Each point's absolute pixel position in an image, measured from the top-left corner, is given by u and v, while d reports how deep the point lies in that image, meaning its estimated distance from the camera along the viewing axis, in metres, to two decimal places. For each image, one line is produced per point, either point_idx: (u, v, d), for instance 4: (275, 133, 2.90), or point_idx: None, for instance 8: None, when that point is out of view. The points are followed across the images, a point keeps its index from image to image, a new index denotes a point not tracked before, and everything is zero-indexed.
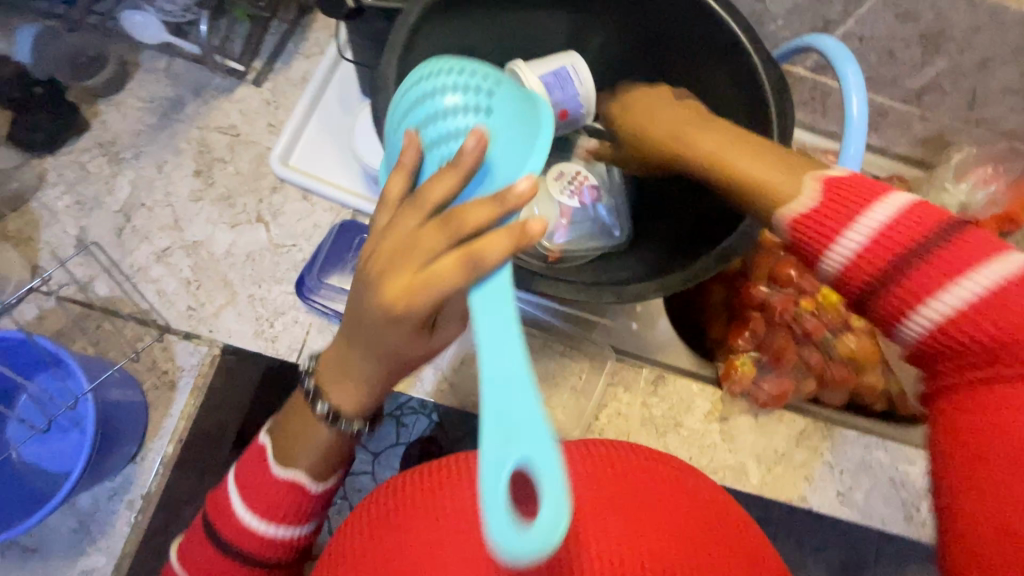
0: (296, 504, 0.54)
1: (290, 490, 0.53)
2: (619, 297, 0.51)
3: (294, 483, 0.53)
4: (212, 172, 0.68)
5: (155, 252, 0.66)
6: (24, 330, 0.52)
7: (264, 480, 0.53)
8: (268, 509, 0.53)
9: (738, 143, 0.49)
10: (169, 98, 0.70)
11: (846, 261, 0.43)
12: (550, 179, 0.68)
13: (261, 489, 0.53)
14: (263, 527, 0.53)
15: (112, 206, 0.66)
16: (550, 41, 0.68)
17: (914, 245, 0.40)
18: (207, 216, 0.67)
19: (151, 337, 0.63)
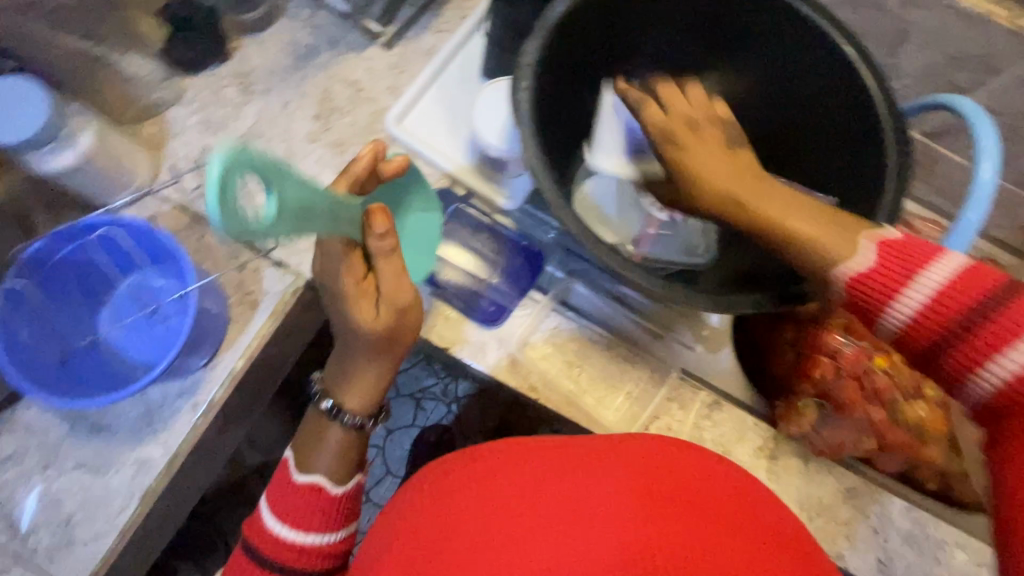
0: (331, 513, 0.63)
1: (318, 499, 0.63)
2: (710, 306, 0.53)
3: (317, 488, 0.63)
4: (330, 119, 0.72)
5: (264, 180, 0.69)
6: (147, 223, 0.56)
7: (299, 500, 0.62)
8: (292, 517, 0.61)
9: (809, 215, 0.47)
10: (307, 46, 0.75)
11: (904, 320, 0.45)
12: (641, 188, 0.70)
13: (292, 512, 0.62)
14: (292, 535, 0.61)
15: (235, 131, 0.71)
16: (676, 57, 0.69)
17: (969, 299, 0.43)
18: (318, 157, 0.71)
19: (245, 257, 0.67)
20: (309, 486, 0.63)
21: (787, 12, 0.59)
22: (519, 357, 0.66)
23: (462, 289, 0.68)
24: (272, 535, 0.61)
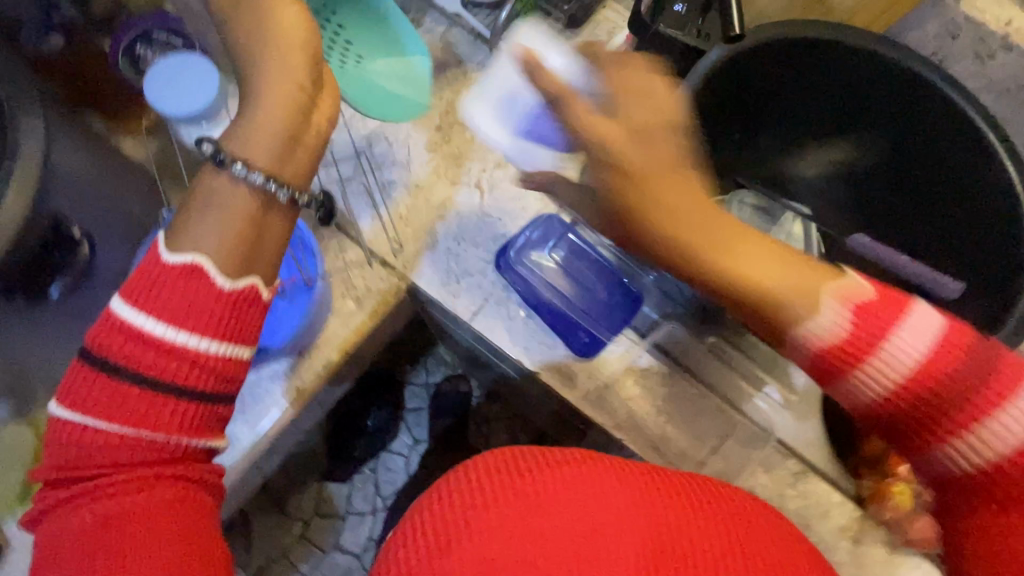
0: (237, 318, 0.48)
1: (190, 279, 0.47)
2: None
3: (197, 264, 0.47)
4: (452, 131, 0.74)
5: (381, 182, 0.71)
6: None
7: (188, 284, 0.47)
8: (177, 290, 0.46)
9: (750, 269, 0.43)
10: (437, 60, 0.78)
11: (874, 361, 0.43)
12: None
13: (185, 294, 0.47)
14: (171, 328, 0.46)
15: (361, 131, 0.73)
16: (804, 127, 0.70)
17: (955, 353, 0.43)
18: (435, 167, 0.73)
19: (354, 253, 0.68)
20: (188, 264, 0.47)
21: (934, 98, 0.60)
22: (608, 392, 0.66)
23: (559, 315, 0.68)
24: (156, 346, 0.46)
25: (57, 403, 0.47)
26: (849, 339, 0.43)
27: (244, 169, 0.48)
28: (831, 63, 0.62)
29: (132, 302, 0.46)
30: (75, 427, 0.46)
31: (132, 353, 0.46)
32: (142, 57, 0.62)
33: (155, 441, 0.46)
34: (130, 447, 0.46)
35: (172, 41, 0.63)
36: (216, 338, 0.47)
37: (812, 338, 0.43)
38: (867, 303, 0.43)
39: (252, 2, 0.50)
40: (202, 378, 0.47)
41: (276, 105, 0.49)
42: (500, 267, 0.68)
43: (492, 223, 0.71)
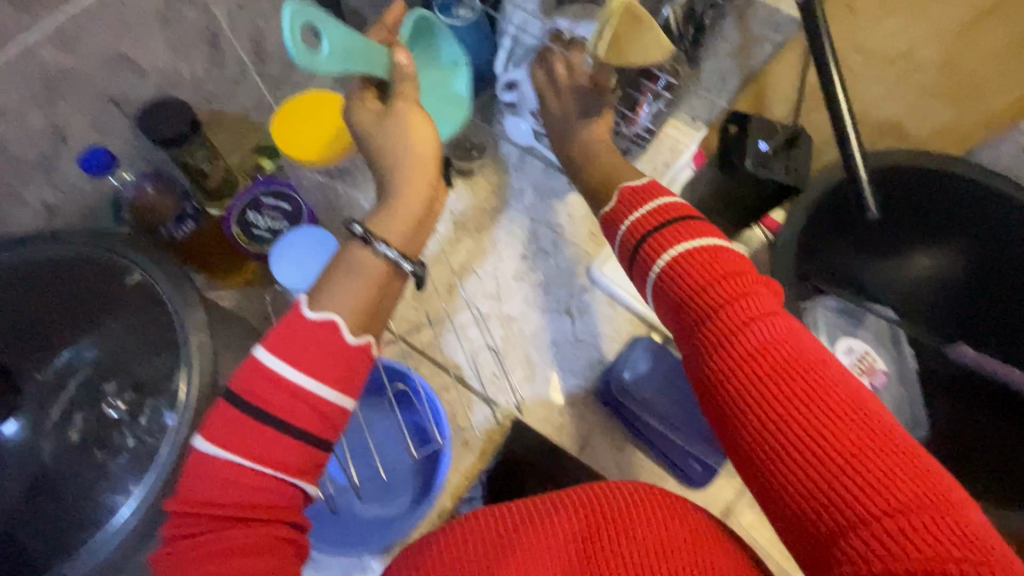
0: (359, 374, 0.43)
1: (329, 334, 0.41)
2: None
3: (333, 323, 0.42)
4: (536, 260, 0.77)
5: (475, 315, 0.73)
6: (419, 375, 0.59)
7: (322, 344, 0.41)
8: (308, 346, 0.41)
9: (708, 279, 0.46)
10: (513, 187, 0.81)
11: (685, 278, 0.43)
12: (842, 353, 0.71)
13: (314, 353, 0.41)
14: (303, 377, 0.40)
15: (449, 265, 0.75)
16: (891, 244, 0.72)
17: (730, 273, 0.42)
18: (525, 297, 0.75)
19: (456, 391, 0.69)
20: (326, 324, 0.42)
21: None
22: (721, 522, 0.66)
23: (667, 440, 0.68)
24: (283, 386, 0.40)
25: (204, 436, 0.40)
26: (658, 218, 0.48)
27: (386, 248, 0.46)
28: (936, 190, 0.64)
29: (273, 353, 0.40)
30: (215, 462, 0.39)
31: (263, 399, 0.40)
32: (252, 224, 0.64)
33: (277, 480, 0.40)
34: (252, 485, 0.40)
35: (281, 207, 0.65)
36: (337, 393, 0.42)
37: (625, 229, 0.49)
38: (665, 209, 0.49)
39: (390, 125, 0.50)
40: (321, 428, 0.41)
41: (414, 202, 0.48)
42: (603, 395, 0.70)
43: (587, 348, 0.73)
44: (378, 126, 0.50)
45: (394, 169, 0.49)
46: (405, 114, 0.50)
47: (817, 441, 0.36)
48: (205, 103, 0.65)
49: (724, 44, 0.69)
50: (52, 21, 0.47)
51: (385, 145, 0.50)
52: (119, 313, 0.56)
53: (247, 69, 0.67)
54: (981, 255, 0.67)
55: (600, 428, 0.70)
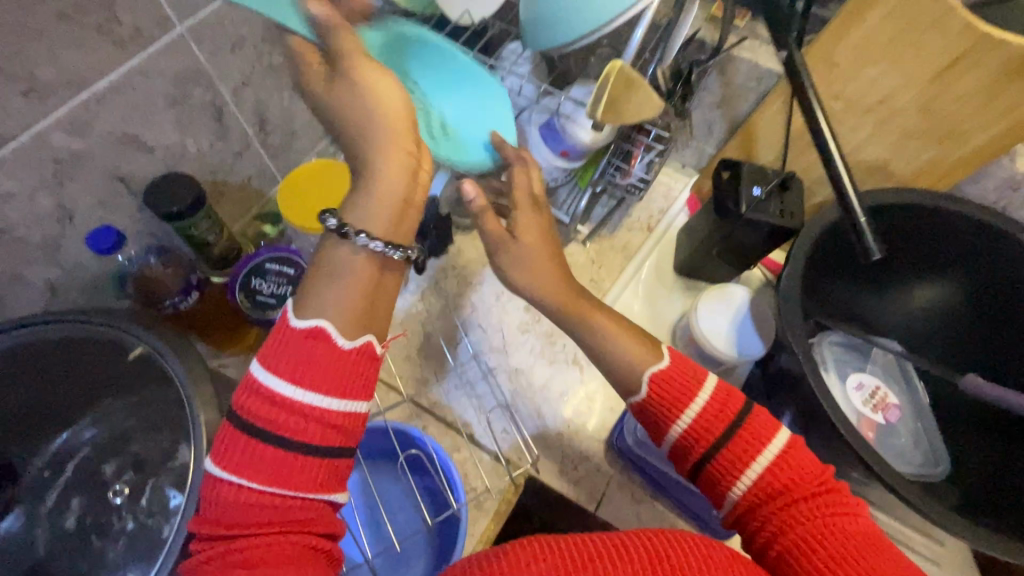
0: (359, 378, 0.39)
1: (321, 343, 0.37)
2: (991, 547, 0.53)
3: (321, 329, 0.38)
4: (540, 310, 0.77)
5: (483, 370, 0.72)
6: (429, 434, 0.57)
7: (309, 357, 0.37)
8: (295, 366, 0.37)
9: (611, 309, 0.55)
10: None
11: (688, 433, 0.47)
12: (853, 389, 0.70)
13: (304, 362, 0.37)
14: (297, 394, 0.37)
15: (453, 319, 0.75)
16: (888, 276, 0.73)
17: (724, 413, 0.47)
18: (531, 348, 0.74)
19: (467, 449, 0.67)
20: (312, 333, 0.38)
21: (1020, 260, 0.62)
22: None
23: (683, 487, 0.66)
24: (277, 403, 0.36)
25: (212, 457, 0.37)
26: (731, 423, 0.46)
27: (370, 241, 0.39)
28: (927, 223, 0.65)
29: (266, 372, 0.37)
30: (226, 487, 0.36)
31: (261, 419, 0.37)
32: (256, 290, 0.64)
33: (290, 492, 0.36)
34: (267, 494, 0.36)
35: (285, 272, 0.65)
36: (339, 400, 0.38)
37: (677, 434, 0.47)
38: (719, 407, 0.47)
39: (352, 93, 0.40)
40: (327, 439, 0.37)
41: (396, 175, 0.40)
42: (616, 441, 0.69)
43: (597, 398, 0.72)
44: (329, 94, 0.41)
45: (368, 149, 0.40)
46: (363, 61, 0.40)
47: None
48: (209, 174, 0.67)
49: (707, 98, 0.73)
50: (68, 105, 0.48)
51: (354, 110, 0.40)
52: (121, 391, 0.55)
53: (250, 140, 0.69)
54: (984, 289, 0.68)
55: (617, 481, 0.68)
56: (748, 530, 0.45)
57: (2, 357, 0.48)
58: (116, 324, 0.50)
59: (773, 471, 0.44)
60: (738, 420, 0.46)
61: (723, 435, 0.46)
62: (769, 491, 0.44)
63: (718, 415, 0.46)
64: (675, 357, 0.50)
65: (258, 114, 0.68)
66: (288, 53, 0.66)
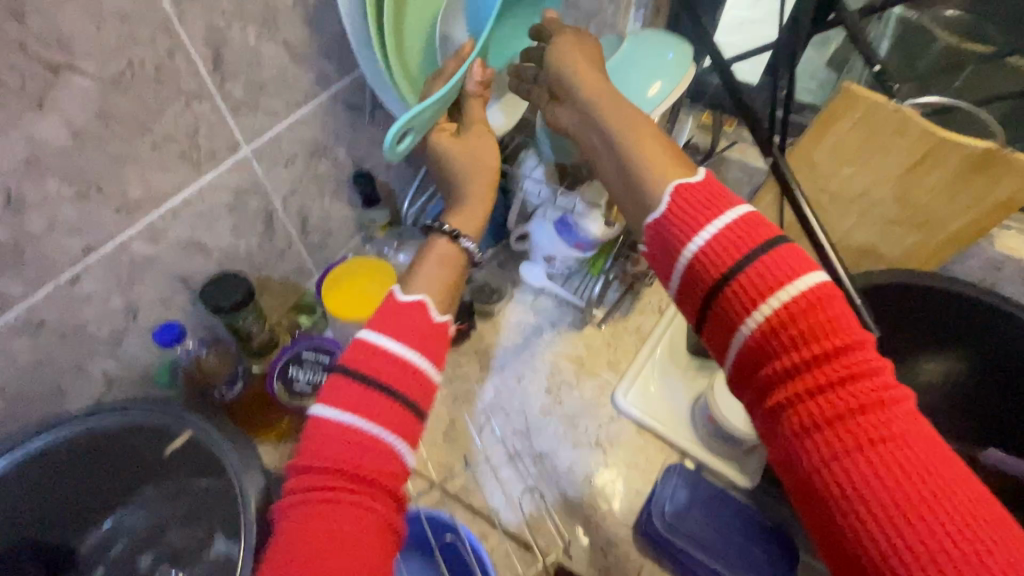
0: (438, 344, 0.44)
1: (419, 311, 0.44)
2: None
3: (422, 303, 0.45)
4: (561, 392, 0.79)
5: (508, 453, 0.73)
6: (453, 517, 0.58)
7: (406, 317, 0.44)
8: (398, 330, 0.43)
9: (650, 133, 0.50)
10: (532, 325, 0.86)
11: (708, 247, 0.43)
12: None
13: (400, 326, 0.43)
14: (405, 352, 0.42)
15: (477, 403, 0.78)
16: (894, 352, 0.76)
17: (750, 238, 0.43)
18: (554, 430, 0.76)
19: (495, 538, 0.67)
20: (412, 303, 0.45)
21: (1016, 334, 0.66)
22: None
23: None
24: (372, 370, 0.41)
25: (319, 401, 0.41)
26: (765, 284, 0.41)
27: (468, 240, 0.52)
28: (921, 302, 0.70)
29: (352, 360, 0.42)
30: (335, 425, 0.39)
31: (365, 369, 0.41)
32: (293, 379, 0.68)
33: (376, 441, 0.40)
34: (349, 460, 0.39)
35: (321, 360, 0.69)
36: (421, 353, 0.43)
37: (690, 256, 0.44)
38: (769, 248, 0.42)
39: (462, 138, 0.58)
40: (414, 390, 0.42)
41: (479, 198, 0.58)
42: (644, 529, 0.68)
43: (622, 482, 0.72)
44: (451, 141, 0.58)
45: (467, 181, 0.58)
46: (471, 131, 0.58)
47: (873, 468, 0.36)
48: (254, 270, 0.73)
49: None
50: (147, 218, 0.55)
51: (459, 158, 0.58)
52: (163, 481, 0.57)
53: (292, 240, 0.76)
54: (995, 368, 0.71)
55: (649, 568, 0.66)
56: (754, 384, 0.43)
57: (60, 450, 0.51)
58: (168, 413, 0.53)
59: (805, 328, 0.40)
60: (799, 266, 0.42)
61: (756, 273, 0.42)
62: (793, 352, 0.40)
63: (756, 288, 0.42)
64: (709, 177, 0.47)
65: (301, 217, 0.76)
66: (330, 164, 0.75)
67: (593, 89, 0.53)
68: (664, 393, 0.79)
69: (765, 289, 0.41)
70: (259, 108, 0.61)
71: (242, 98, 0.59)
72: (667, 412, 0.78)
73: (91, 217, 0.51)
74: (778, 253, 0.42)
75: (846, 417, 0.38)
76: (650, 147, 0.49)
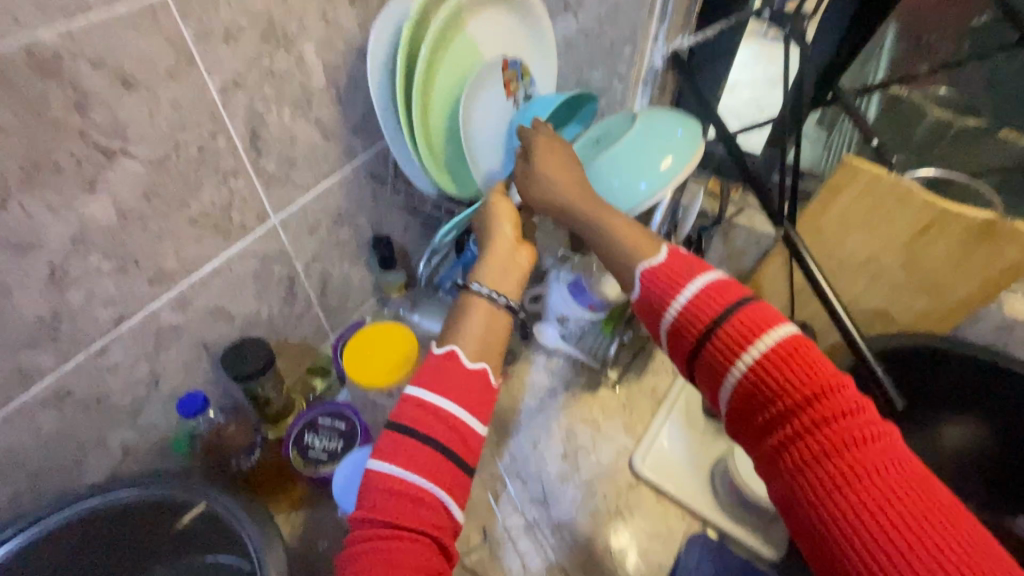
0: (483, 399, 0.49)
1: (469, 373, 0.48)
2: None
3: (455, 353, 0.49)
4: (577, 457, 0.78)
5: (525, 523, 0.71)
6: None
7: (451, 371, 0.48)
8: (450, 387, 0.47)
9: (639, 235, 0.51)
10: (546, 388, 0.86)
11: (684, 310, 0.47)
12: None
13: (446, 382, 0.47)
14: (454, 409, 0.46)
15: (492, 469, 0.76)
16: (914, 415, 0.76)
17: (722, 300, 0.45)
18: (572, 498, 0.74)
19: None
20: (447, 356, 0.49)
21: None
22: None
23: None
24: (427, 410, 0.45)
25: (374, 455, 0.45)
26: (746, 333, 0.44)
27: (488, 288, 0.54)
28: (939, 366, 0.70)
29: (397, 426, 0.45)
30: (388, 479, 0.43)
31: (415, 423, 0.45)
32: (309, 446, 0.67)
33: (424, 494, 0.43)
34: (390, 536, 0.41)
35: (337, 426, 0.68)
36: (467, 410, 0.47)
37: (675, 315, 0.47)
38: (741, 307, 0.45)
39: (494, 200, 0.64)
40: (458, 442, 0.46)
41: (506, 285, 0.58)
42: None
43: (643, 554, 0.70)
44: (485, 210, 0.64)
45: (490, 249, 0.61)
46: (500, 205, 0.64)
47: (872, 508, 0.36)
48: (274, 335, 0.74)
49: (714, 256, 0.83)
50: (178, 288, 0.57)
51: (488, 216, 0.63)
52: (176, 557, 0.55)
53: (312, 304, 0.77)
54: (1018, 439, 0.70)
55: None
56: (751, 424, 0.44)
57: (76, 526, 0.50)
58: (187, 486, 0.52)
59: (790, 376, 0.41)
60: (769, 321, 0.44)
61: (733, 324, 0.44)
62: (784, 394, 0.41)
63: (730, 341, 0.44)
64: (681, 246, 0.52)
65: (321, 282, 0.77)
66: (352, 231, 0.78)
67: (571, 191, 0.55)
68: (684, 458, 0.78)
69: (743, 340, 0.43)
70: (290, 181, 0.64)
71: (275, 172, 0.62)
72: (688, 481, 0.76)
73: (128, 288, 0.52)
74: (750, 309, 0.45)
75: (845, 451, 0.38)
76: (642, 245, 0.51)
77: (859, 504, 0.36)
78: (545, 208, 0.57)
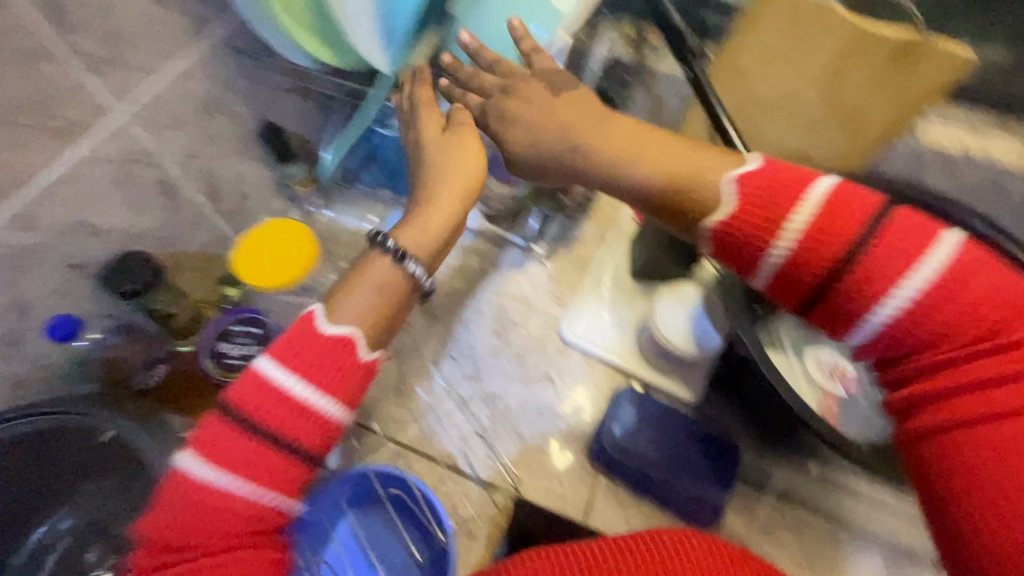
0: (348, 383, 0.42)
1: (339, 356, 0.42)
2: None
3: (349, 339, 0.43)
4: (508, 333, 0.79)
5: (459, 399, 0.74)
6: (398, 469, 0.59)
7: (318, 350, 0.42)
8: (310, 376, 0.41)
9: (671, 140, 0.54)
10: (475, 270, 0.84)
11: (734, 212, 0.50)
12: (812, 366, 0.74)
13: (311, 367, 0.41)
14: (305, 394, 0.40)
15: (425, 354, 0.77)
16: None
17: (766, 182, 0.49)
18: (504, 371, 0.76)
19: (453, 481, 0.68)
20: (338, 339, 0.42)
21: None
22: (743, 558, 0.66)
23: (667, 489, 0.68)
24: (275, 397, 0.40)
25: (192, 449, 0.40)
26: (785, 202, 0.48)
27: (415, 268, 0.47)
28: None
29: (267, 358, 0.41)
30: (197, 483, 0.39)
31: (256, 407, 0.40)
32: (225, 354, 0.65)
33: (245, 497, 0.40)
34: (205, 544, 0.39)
35: (251, 332, 0.66)
36: (324, 399, 0.41)
37: (724, 227, 0.50)
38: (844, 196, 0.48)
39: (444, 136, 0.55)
40: (306, 441, 0.41)
41: (433, 231, 0.51)
42: (600, 456, 0.70)
43: (574, 412, 0.74)
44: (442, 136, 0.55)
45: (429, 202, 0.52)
46: (468, 140, 0.54)
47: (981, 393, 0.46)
48: (166, 246, 0.68)
49: (636, 113, 0.78)
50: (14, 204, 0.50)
51: (437, 157, 0.54)
52: (89, 475, 0.54)
53: (204, 208, 0.71)
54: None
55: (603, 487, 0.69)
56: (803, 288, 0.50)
57: None
58: None
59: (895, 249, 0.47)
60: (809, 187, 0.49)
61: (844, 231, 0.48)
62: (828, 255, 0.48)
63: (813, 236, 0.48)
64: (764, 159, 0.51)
65: (208, 183, 0.70)
66: (231, 121, 0.67)
67: (546, 121, 0.55)
68: (613, 321, 0.79)
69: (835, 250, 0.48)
70: (126, 64, 0.53)
71: (100, 54, 0.51)
72: (618, 342, 0.78)
73: None
74: (747, 181, 0.49)
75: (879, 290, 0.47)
76: (707, 161, 0.51)
77: (982, 379, 0.46)
78: (526, 144, 0.56)
